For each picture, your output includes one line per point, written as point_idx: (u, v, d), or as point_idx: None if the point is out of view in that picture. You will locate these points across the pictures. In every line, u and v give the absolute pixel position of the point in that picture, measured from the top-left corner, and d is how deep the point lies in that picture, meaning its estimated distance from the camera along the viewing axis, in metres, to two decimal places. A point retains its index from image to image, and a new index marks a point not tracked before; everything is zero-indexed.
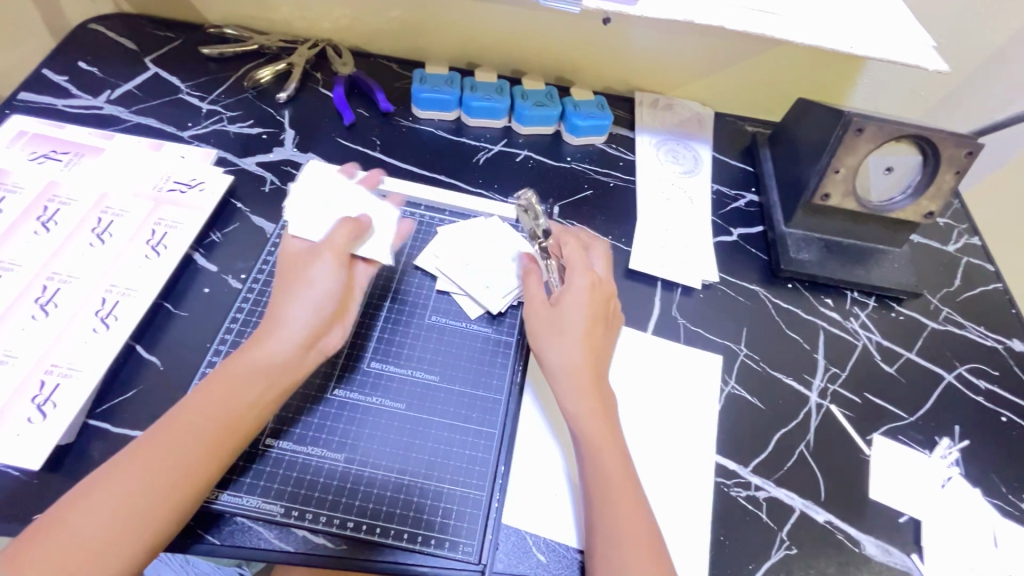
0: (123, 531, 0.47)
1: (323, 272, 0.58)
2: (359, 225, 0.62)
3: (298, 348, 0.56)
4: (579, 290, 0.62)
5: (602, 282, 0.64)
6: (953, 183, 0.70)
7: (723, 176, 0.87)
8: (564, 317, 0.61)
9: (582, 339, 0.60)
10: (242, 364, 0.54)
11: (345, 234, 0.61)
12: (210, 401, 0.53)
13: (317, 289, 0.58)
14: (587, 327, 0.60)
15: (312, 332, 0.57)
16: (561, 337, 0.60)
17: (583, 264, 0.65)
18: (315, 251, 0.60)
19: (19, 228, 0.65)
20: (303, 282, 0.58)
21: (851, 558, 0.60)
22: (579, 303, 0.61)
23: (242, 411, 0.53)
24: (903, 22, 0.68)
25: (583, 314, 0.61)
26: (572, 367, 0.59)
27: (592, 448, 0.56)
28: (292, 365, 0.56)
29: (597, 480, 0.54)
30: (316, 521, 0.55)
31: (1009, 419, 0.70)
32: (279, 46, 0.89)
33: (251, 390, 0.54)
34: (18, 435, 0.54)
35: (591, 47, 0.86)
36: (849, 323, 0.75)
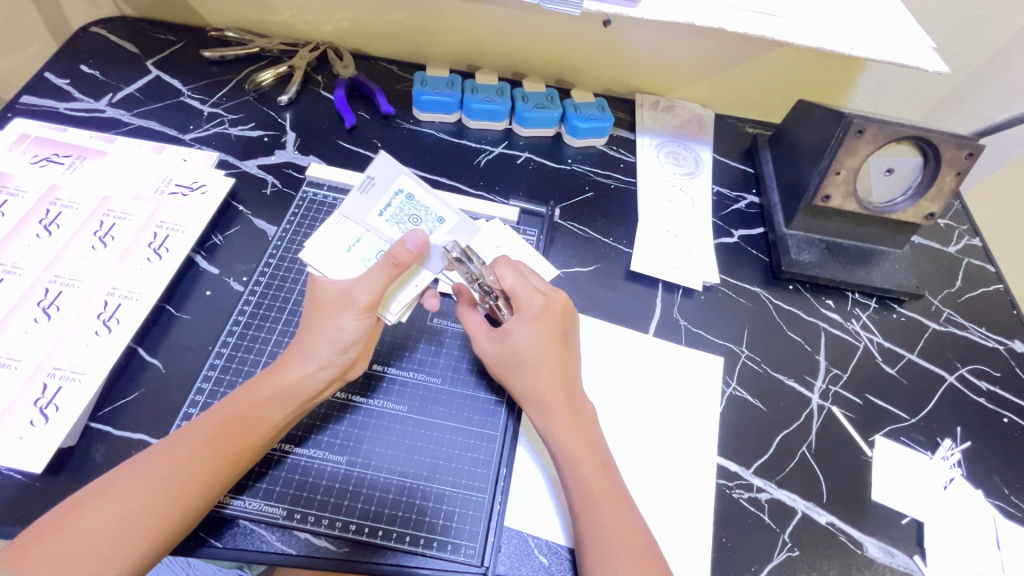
0: (131, 537, 0.47)
1: (352, 321, 0.55)
2: (397, 267, 0.55)
3: (322, 383, 0.56)
4: (525, 317, 0.59)
5: (549, 297, 0.60)
6: (954, 185, 0.70)
7: (724, 178, 0.87)
8: (513, 351, 0.59)
9: (543, 368, 0.58)
10: (265, 386, 0.55)
11: (381, 282, 0.55)
12: (227, 415, 0.53)
13: (346, 336, 0.55)
14: (543, 356, 0.58)
15: (337, 370, 0.56)
16: (517, 370, 0.59)
17: (523, 286, 0.60)
18: (349, 294, 0.55)
19: (20, 231, 0.66)
20: (330, 325, 0.55)
21: (853, 560, 0.60)
22: (528, 333, 0.59)
23: (262, 430, 0.53)
24: (903, 23, 0.68)
25: (533, 342, 0.58)
26: (536, 396, 0.58)
27: (576, 453, 0.56)
28: (314, 397, 0.56)
29: (582, 484, 0.54)
30: (319, 524, 0.55)
31: (1011, 420, 0.70)
32: (281, 49, 0.89)
33: (272, 411, 0.54)
34: (20, 438, 0.54)
35: (592, 49, 0.86)
36: (850, 324, 0.75)
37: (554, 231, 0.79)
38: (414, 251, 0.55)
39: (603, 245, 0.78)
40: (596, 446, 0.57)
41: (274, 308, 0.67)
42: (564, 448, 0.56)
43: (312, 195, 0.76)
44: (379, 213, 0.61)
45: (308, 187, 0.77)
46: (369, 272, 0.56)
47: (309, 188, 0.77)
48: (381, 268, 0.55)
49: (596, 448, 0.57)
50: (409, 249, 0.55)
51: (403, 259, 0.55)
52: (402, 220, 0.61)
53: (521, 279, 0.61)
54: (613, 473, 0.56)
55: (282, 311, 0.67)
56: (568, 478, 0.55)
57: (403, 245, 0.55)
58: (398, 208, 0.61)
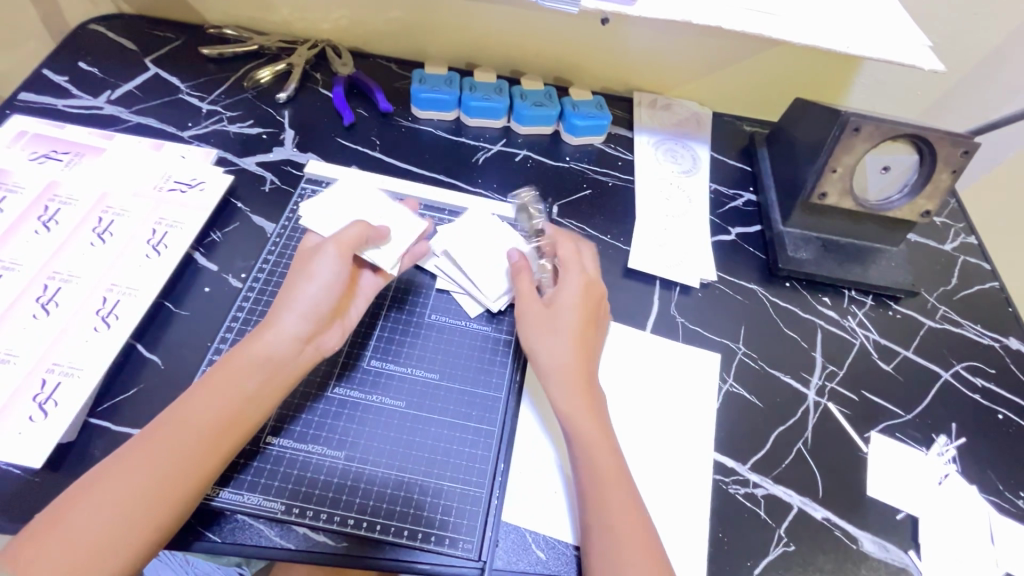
0: (126, 528, 0.47)
1: (329, 269, 0.59)
2: (368, 229, 0.62)
3: (295, 344, 0.56)
4: (572, 288, 0.63)
5: (591, 281, 0.65)
6: (950, 182, 0.70)
7: (721, 176, 0.88)
8: (557, 314, 0.62)
9: (575, 340, 0.60)
10: (244, 353, 0.55)
11: (354, 234, 0.60)
12: (206, 396, 0.53)
13: (323, 284, 0.58)
14: (579, 325, 0.61)
15: (308, 330, 0.57)
16: (551, 333, 0.61)
17: (574, 263, 0.65)
18: (323, 244, 0.60)
19: (19, 228, 0.66)
20: (308, 276, 0.58)
21: (848, 555, 0.60)
22: (571, 301, 0.62)
23: (241, 404, 0.53)
24: (899, 22, 0.68)
25: (575, 310, 0.62)
26: (560, 360, 0.60)
27: (590, 443, 0.56)
28: (290, 361, 0.56)
29: (592, 477, 0.54)
30: (317, 519, 0.55)
31: (1006, 416, 0.70)
32: (279, 46, 0.89)
33: (248, 380, 0.54)
34: (19, 434, 0.54)
35: (590, 47, 0.87)
36: (847, 321, 0.76)
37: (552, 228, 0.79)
38: (385, 231, 0.64)
39: (601, 242, 0.79)
40: (609, 439, 0.57)
41: (273, 304, 0.67)
42: (579, 439, 0.56)
43: (310, 192, 0.76)
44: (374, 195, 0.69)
45: (307, 184, 0.77)
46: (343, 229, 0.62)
47: (308, 185, 0.77)
48: (354, 229, 0.62)
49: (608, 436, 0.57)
50: (381, 230, 0.64)
51: (376, 229, 0.63)
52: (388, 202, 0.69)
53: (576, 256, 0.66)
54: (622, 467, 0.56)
55: None
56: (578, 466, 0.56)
57: (375, 226, 0.64)
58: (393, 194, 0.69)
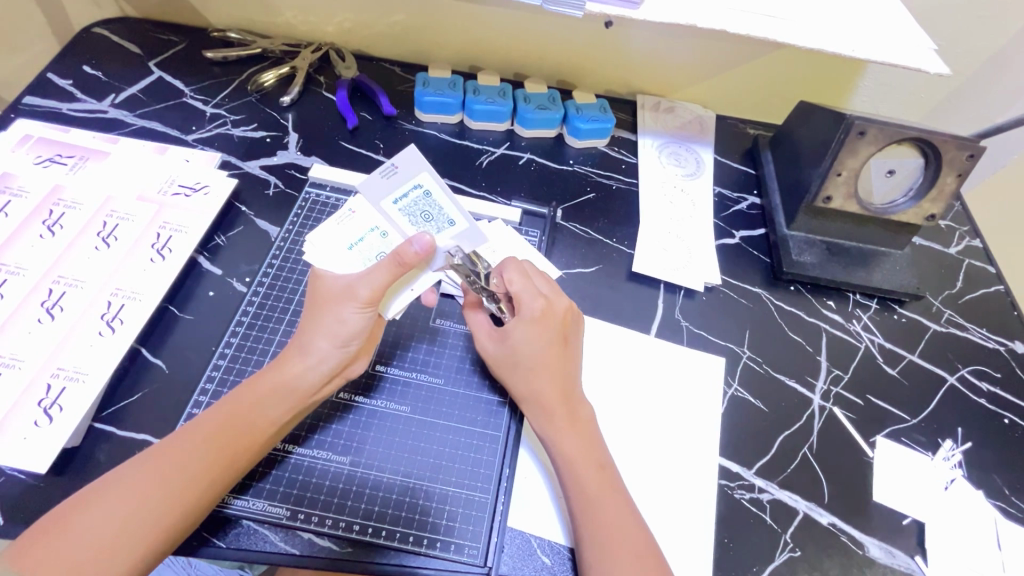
0: (131, 535, 0.47)
1: (352, 313, 0.55)
2: (401, 268, 0.55)
3: (322, 380, 0.56)
4: (525, 319, 0.60)
5: (550, 302, 0.61)
6: (955, 186, 0.70)
7: (725, 179, 0.87)
8: (514, 352, 0.60)
9: (541, 372, 0.59)
10: (264, 382, 0.55)
11: (384, 279, 0.55)
12: (227, 416, 0.53)
13: (345, 329, 0.55)
14: (542, 358, 0.59)
15: (337, 366, 0.56)
16: (515, 370, 0.60)
17: (527, 290, 0.61)
18: (352, 288, 0.55)
19: (23, 232, 0.66)
20: (331, 315, 0.55)
21: (854, 560, 0.60)
22: (527, 335, 0.59)
23: (260, 430, 0.53)
24: (904, 25, 0.68)
25: (534, 342, 0.59)
26: (531, 395, 0.59)
27: (573, 457, 0.56)
28: (314, 394, 0.56)
29: (580, 491, 0.54)
30: (322, 524, 0.55)
31: (1012, 421, 0.70)
32: (283, 49, 0.89)
33: (273, 408, 0.54)
34: (24, 438, 0.54)
35: (595, 50, 0.86)
36: (851, 325, 0.75)
37: (556, 231, 0.79)
38: (420, 253, 0.55)
39: (605, 246, 0.79)
40: (596, 448, 0.57)
41: (277, 308, 0.67)
42: (565, 452, 0.56)
43: (314, 196, 0.76)
44: (394, 201, 0.59)
45: (310, 188, 0.77)
46: (373, 267, 0.56)
47: (312, 189, 0.77)
48: (386, 266, 0.55)
49: (594, 448, 0.57)
50: (416, 251, 0.55)
51: (407, 260, 0.54)
52: (414, 215, 0.60)
53: (526, 282, 0.62)
54: (613, 476, 0.56)
55: (285, 312, 0.67)
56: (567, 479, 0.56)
57: (409, 245, 0.55)
58: (413, 202, 0.59)
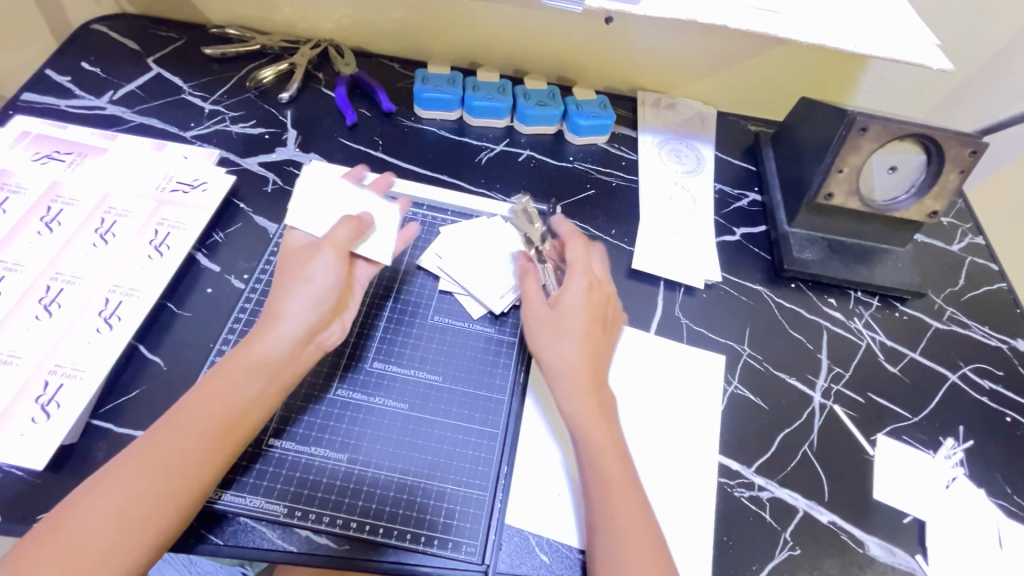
0: (127, 533, 0.47)
1: (322, 266, 0.58)
2: (361, 224, 0.61)
3: (294, 347, 0.56)
4: (577, 288, 0.62)
5: (600, 281, 0.64)
6: (958, 183, 0.70)
7: (726, 176, 0.87)
8: (562, 312, 0.61)
9: (585, 337, 0.59)
10: (240, 357, 0.54)
11: (347, 231, 0.60)
12: (206, 397, 0.53)
13: (317, 284, 0.57)
14: (586, 324, 0.60)
15: (309, 330, 0.57)
16: (561, 331, 0.60)
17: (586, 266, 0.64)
18: (316, 248, 0.59)
19: (21, 229, 0.66)
20: (303, 277, 0.57)
21: (855, 559, 0.60)
22: (580, 302, 0.61)
23: (241, 408, 0.53)
24: (906, 20, 0.68)
25: (586, 311, 0.61)
26: (570, 358, 0.59)
27: (596, 443, 0.56)
28: (289, 362, 0.56)
29: (597, 487, 0.54)
30: (319, 522, 0.55)
31: (1014, 419, 0.70)
32: (282, 46, 0.89)
33: (249, 383, 0.54)
34: (21, 435, 0.54)
35: (595, 46, 0.86)
36: (852, 323, 0.75)
37: None
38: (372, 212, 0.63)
39: (605, 243, 0.78)
40: (616, 437, 0.56)
41: None
42: (585, 438, 0.56)
43: None
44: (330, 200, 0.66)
45: None
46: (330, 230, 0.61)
47: None
48: (343, 226, 0.61)
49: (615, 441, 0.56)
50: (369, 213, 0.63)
51: (363, 217, 0.62)
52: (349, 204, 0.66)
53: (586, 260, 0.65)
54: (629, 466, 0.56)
55: None
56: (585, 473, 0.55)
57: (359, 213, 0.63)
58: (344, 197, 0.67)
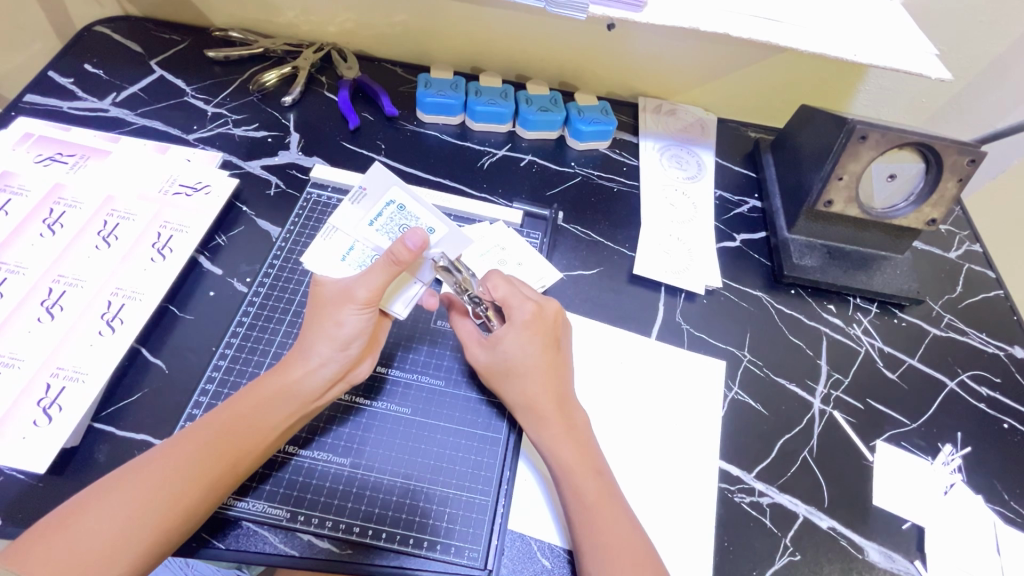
0: (130, 539, 0.47)
1: (352, 317, 0.56)
2: (397, 267, 0.55)
3: (324, 385, 0.56)
4: (516, 326, 0.60)
5: (540, 305, 0.62)
6: (956, 191, 0.70)
7: (726, 182, 0.88)
8: (506, 360, 0.60)
9: (536, 378, 0.59)
10: (268, 385, 0.55)
11: (382, 280, 0.56)
12: (230, 417, 0.53)
13: (344, 333, 0.56)
14: (535, 363, 0.59)
15: (340, 370, 0.57)
16: (511, 378, 0.60)
17: (515, 296, 0.62)
18: (348, 291, 0.56)
19: (24, 230, 0.65)
20: (331, 321, 0.56)
21: (854, 563, 0.60)
22: (518, 343, 0.60)
23: (260, 433, 0.53)
24: (906, 30, 0.68)
25: (526, 348, 0.60)
26: (526, 403, 0.59)
27: (570, 464, 0.56)
28: (316, 399, 0.56)
29: (579, 502, 0.54)
30: (322, 526, 0.55)
31: (1011, 426, 0.70)
32: (285, 49, 0.89)
33: (274, 412, 0.54)
34: (23, 438, 0.54)
35: (596, 52, 0.86)
36: (852, 329, 0.75)
37: (557, 234, 0.79)
38: (414, 250, 0.54)
39: (606, 248, 0.79)
40: (591, 456, 0.57)
41: (278, 309, 0.67)
42: (560, 457, 0.56)
43: (315, 196, 0.76)
44: (371, 223, 0.61)
45: (312, 188, 0.77)
46: (369, 269, 0.56)
47: (313, 189, 0.77)
48: (382, 267, 0.56)
49: (591, 456, 0.57)
50: (410, 247, 0.54)
51: (403, 258, 0.55)
52: (392, 231, 0.61)
53: (513, 291, 0.62)
54: (609, 480, 0.56)
55: (286, 313, 0.67)
56: (563, 488, 0.56)
57: (403, 244, 0.54)
58: (389, 218, 0.62)
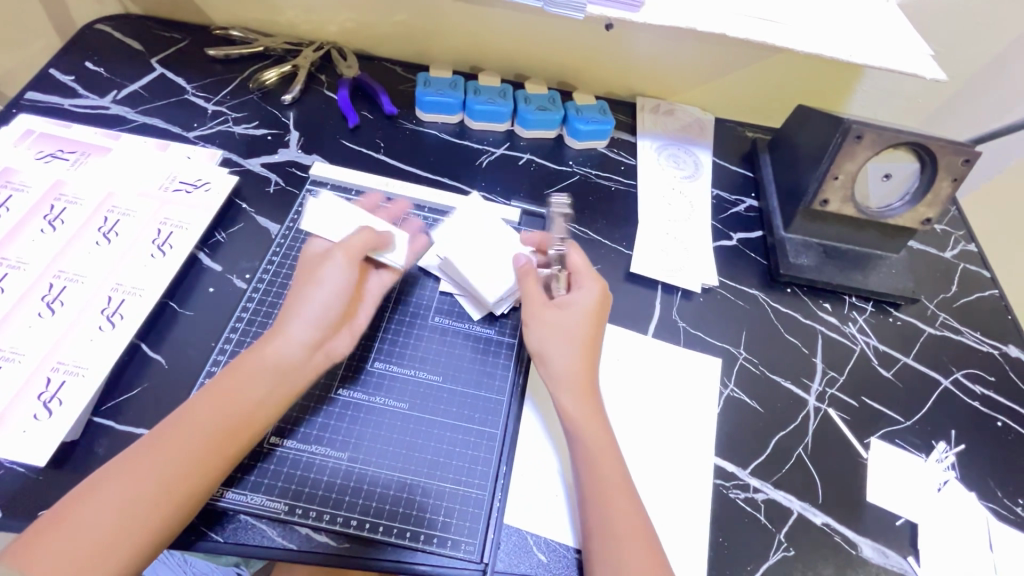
0: (128, 531, 0.47)
1: (334, 272, 0.60)
2: (373, 235, 0.64)
3: (305, 352, 0.57)
4: (584, 295, 0.63)
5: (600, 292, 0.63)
6: (951, 191, 0.71)
7: (723, 181, 0.88)
8: (567, 319, 0.61)
9: (575, 343, 0.60)
10: (249, 362, 0.56)
11: (357, 242, 0.63)
12: (215, 398, 0.53)
13: (328, 290, 0.59)
14: (575, 331, 0.61)
15: (318, 338, 0.58)
16: (566, 336, 0.60)
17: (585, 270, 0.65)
18: (331, 255, 0.61)
19: (25, 226, 0.66)
20: (314, 281, 0.60)
21: (848, 559, 0.61)
22: (582, 308, 0.62)
23: (245, 416, 0.54)
24: (901, 31, 0.69)
25: (587, 316, 0.61)
26: (574, 366, 0.59)
27: (591, 453, 0.56)
28: (298, 368, 0.57)
29: (593, 487, 0.55)
30: (319, 520, 0.55)
31: (1005, 424, 0.71)
32: (285, 48, 0.89)
33: (258, 387, 0.55)
34: (23, 432, 0.54)
35: (595, 52, 0.87)
36: (847, 328, 0.76)
37: None
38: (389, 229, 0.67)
39: (604, 247, 0.79)
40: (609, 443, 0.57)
41: (277, 305, 0.67)
42: (582, 441, 0.57)
43: (315, 194, 0.77)
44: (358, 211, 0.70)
45: (311, 186, 0.78)
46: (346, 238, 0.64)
47: (312, 187, 0.77)
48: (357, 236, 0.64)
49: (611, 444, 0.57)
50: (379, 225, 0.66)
51: (373, 230, 0.64)
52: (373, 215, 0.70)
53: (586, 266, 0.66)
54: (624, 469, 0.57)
55: None
56: (579, 475, 0.56)
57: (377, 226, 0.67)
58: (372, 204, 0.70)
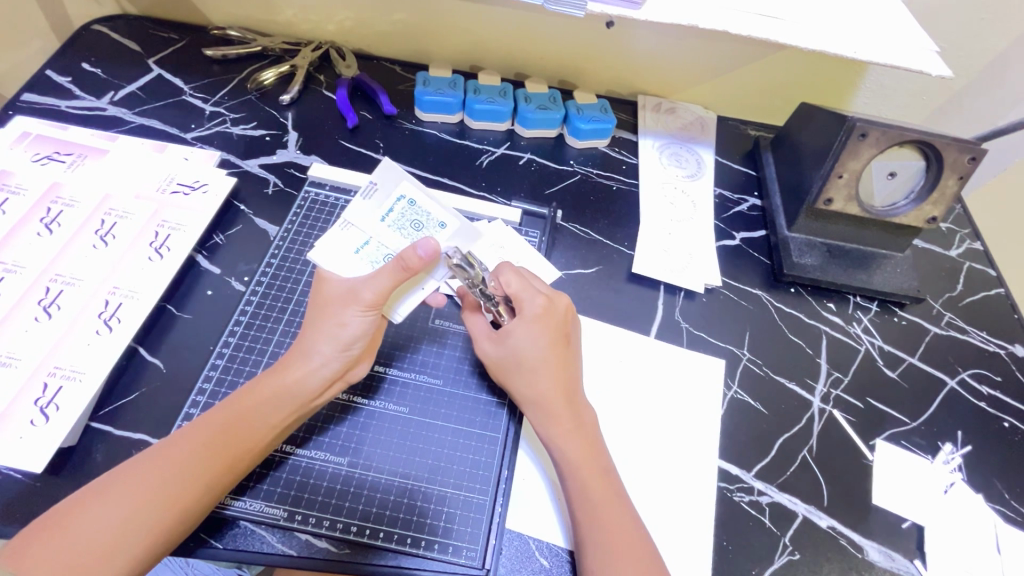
0: (127, 541, 0.47)
1: (355, 318, 0.56)
2: (407, 273, 0.55)
3: (323, 386, 0.56)
4: (527, 318, 0.60)
5: (551, 300, 0.61)
6: (957, 189, 0.70)
7: (726, 180, 0.87)
8: (514, 351, 0.59)
9: (544, 371, 0.59)
10: (265, 386, 0.55)
11: (387, 284, 0.56)
12: (223, 417, 0.53)
13: (349, 334, 0.56)
14: (545, 357, 0.59)
15: (339, 370, 0.56)
16: (519, 370, 0.59)
17: (527, 290, 0.61)
18: (355, 292, 0.56)
19: (21, 230, 0.65)
20: (336, 323, 0.56)
21: (854, 563, 0.60)
22: (530, 335, 0.59)
23: (252, 434, 0.53)
24: (906, 27, 0.68)
25: (537, 340, 0.59)
26: (536, 397, 0.58)
27: (581, 460, 0.56)
28: (315, 399, 0.56)
29: (584, 490, 0.54)
30: (319, 525, 0.55)
31: (1012, 424, 0.70)
32: (283, 47, 0.89)
33: (272, 411, 0.54)
34: (20, 438, 0.54)
35: (596, 50, 0.86)
36: (852, 328, 0.75)
37: (556, 232, 0.78)
38: (425, 258, 0.55)
39: (605, 247, 0.78)
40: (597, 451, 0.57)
41: (276, 308, 0.67)
42: (570, 449, 0.56)
43: (313, 195, 0.76)
44: (382, 219, 0.62)
45: (309, 187, 0.77)
46: (378, 272, 0.56)
47: (310, 188, 0.77)
48: (390, 271, 0.56)
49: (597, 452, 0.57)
50: (420, 255, 0.55)
51: (413, 265, 0.55)
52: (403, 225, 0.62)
53: (525, 284, 0.62)
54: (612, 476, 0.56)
55: (284, 313, 0.67)
56: (568, 483, 0.56)
57: (414, 251, 0.55)
58: (401, 213, 0.62)
